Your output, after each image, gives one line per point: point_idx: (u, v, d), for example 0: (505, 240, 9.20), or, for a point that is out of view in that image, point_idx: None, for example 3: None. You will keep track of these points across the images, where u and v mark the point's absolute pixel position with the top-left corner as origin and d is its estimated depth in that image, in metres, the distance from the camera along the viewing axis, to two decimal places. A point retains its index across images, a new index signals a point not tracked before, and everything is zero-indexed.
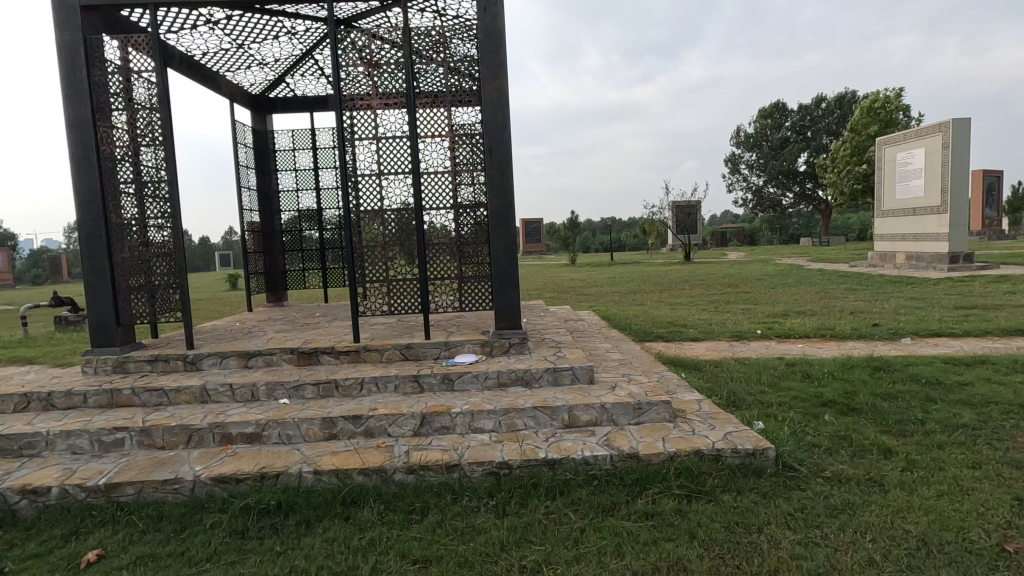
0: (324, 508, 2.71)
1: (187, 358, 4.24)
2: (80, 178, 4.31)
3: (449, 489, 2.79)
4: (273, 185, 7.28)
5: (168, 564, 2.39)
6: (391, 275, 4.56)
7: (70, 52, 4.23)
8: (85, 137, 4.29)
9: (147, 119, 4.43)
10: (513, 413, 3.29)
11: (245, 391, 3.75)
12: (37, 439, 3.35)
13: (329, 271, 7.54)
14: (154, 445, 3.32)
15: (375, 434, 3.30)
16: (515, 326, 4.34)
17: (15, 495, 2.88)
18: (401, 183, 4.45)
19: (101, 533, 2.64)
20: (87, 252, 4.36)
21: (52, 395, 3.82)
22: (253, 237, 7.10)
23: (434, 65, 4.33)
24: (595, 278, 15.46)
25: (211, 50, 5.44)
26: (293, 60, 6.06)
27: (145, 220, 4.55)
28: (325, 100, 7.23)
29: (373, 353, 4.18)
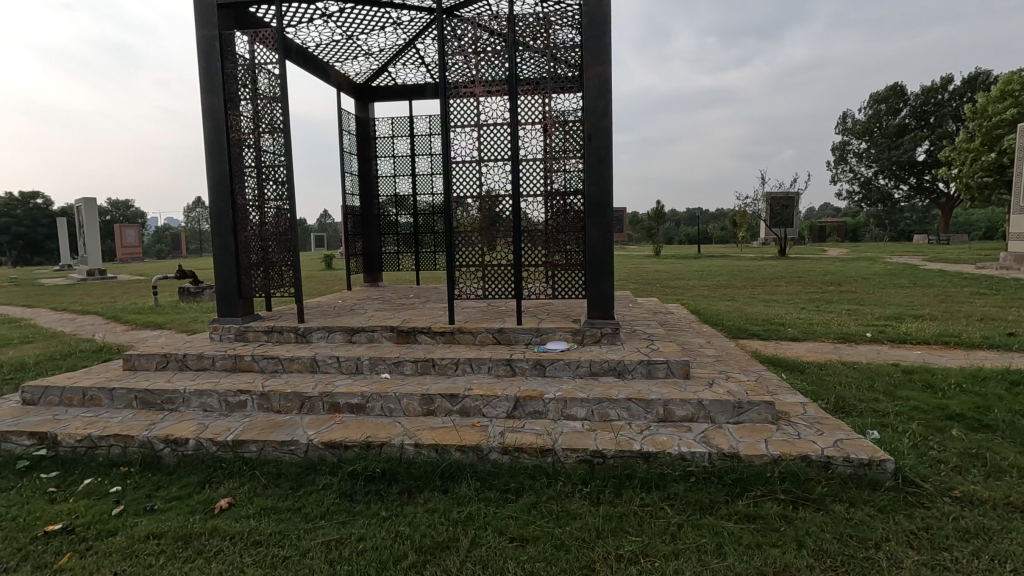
0: (424, 480, 2.85)
1: (298, 330, 4.58)
2: (213, 162, 4.74)
3: (543, 473, 2.83)
4: (372, 170, 7.64)
5: (288, 517, 2.62)
6: (487, 260, 4.68)
7: (207, 47, 4.66)
8: (217, 124, 4.71)
9: (269, 109, 4.78)
10: (606, 403, 3.28)
11: (350, 364, 4.00)
12: (175, 395, 3.77)
13: (421, 255, 7.81)
14: (272, 409, 3.63)
15: (470, 413, 3.41)
16: (607, 315, 4.28)
17: (159, 443, 3.27)
18: (500, 169, 4.51)
19: (230, 483, 2.93)
20: (216, 230, 4.81)
21: (186, 357, 4.27)
22: (353, 221, 7.49)
23: (536, 52, 4.34)
24: (681, 271, 14.95)
25: (323, 41, 5.77)
26: (396, 49, 6.30)
27: (265, 201, 4.93)
28: (423, 88, 7.46)
29: (468, 335, 4.30)
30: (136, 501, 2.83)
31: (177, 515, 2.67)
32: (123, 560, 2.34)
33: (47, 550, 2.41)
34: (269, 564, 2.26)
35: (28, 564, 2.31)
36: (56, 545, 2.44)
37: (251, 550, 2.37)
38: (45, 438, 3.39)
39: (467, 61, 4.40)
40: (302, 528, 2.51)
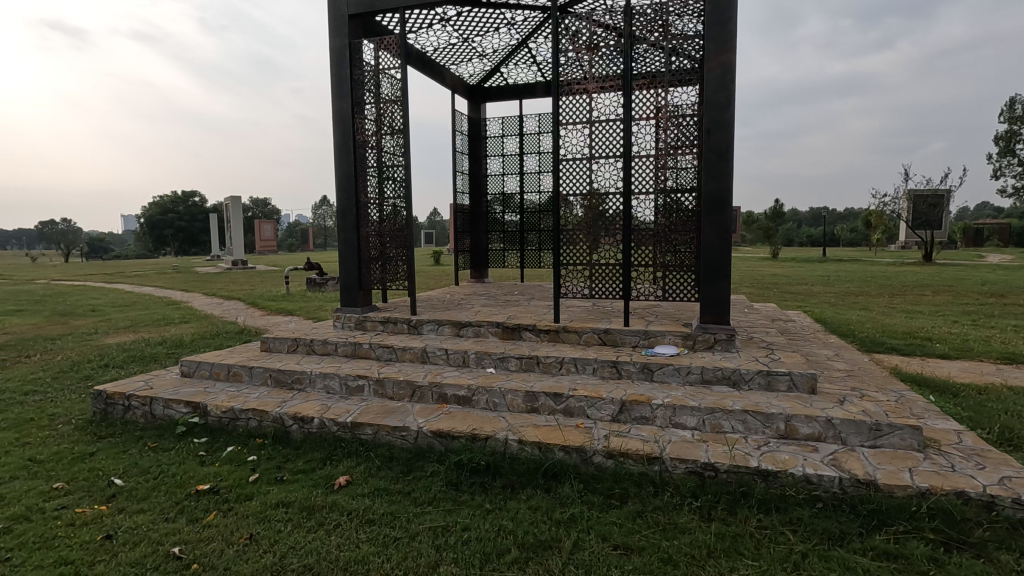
0: (526, 476, 2.86)
1: (411, 322, 4.81)
2: (341, 162, 5.15)
3: (649, 482, 2.72)
4: (482, 169, 7.86)
5: (399, 499, 2.75)
6: (595, 259, 4.59)
7: (339, 56, 5.06)
8: (346, 127, 5.10)
9: (390, 111, 5.05)
10: (719, 414, 3.08)
11: (457, 357, 4.12)
12: (303, 376, 4.12)
13: (526, 252, 7.86)
14: (386, 395, 3.85)
15: (574, 413, 3.37)
16: (722, 321, 4.04)
17: (289, 420, 3.58)
18: (612, 166, 4.41)
19: (348, 462, 3.14)
20: (341, 226, 5.22)
21: (313, 342, 4.66)
22: (462, 218, 7.74)
23: (652, 44, 4.19)
24: (803, 275, 13.77)
25: (441, 45, 6.01)
26: (509, 50, 6.40)
27: (385, 199, 5.22)
28: (533, 87, 7.53)
29: (572, 334, 4.27)
30: (269, 470, 3.13)
31: (303, 487, 2.91)
32: (257, 522, 2.59)
33: (198, 506, 2.74)
34: (381, 543, 2.39)
35: (183, 518, 2.64)
36: (205, 503, 2.77)
37: (365, 527, 2.52)
38: (198, 407, 3.86)
39: (580, 57, 4.35)
40: (412, 511, 2.63)
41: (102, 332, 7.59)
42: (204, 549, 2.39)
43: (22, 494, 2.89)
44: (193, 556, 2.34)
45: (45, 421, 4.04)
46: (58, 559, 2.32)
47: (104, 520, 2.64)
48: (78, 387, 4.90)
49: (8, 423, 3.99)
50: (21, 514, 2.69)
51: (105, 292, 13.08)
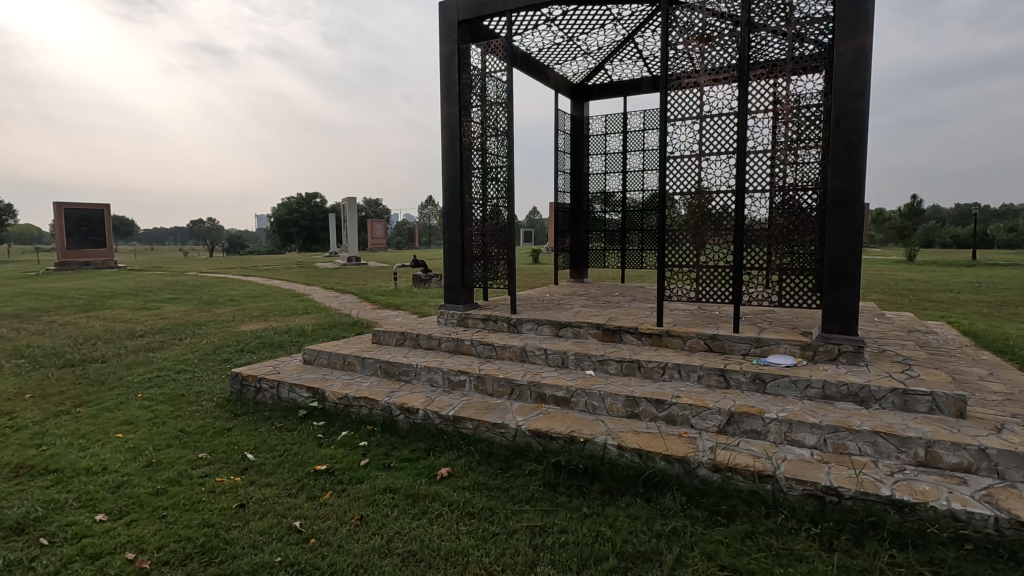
0: (626, 483, 2.79)
1: (511, 321, 4.89)
2: (448, 165, 5.37)
3: (760, 501, 2.53)
4: (584, 168, 7.80)
5: (497, 495, 2.80)
6: (702, 261, 4.36)
7: (449, 62, 5.25)
8: (453, 130, 5.30)
9: (495, 113, 5.16)
10: (844, 433, 2.80)
11: (557, 357, 4.12)
12: (409, 368, 4.32)
13: (628, 252, 7.67)
14: (486, 391, 3.93)
15: (677, 422, 3.23)
16: (847, 330, 3.67)
17: (396, 410, 3.78)
18: (723, 163, 4.16)
19: (449, 454, 3.25)
20: (447, 226, 5.47)
21: (419, 337, 4.88)
22: (563, 218, 7.73)
23: (773, 31, 3.91)
24: (947, 281, 12.16)
25: (546, 45, 6.04)
26: (615, 46, 6.27)
27: (488, 199, 5.34)
28: (639, 83, 7.33)
29: (677, 339, 4.10)
30: (377, 456, 3.33)
31: (408, 475, 3.05)
32: (367, 504, 2.76)
33: (316, 485, 2.98)
34: (481, 536, 2.44)
35: (304, 494, 2.88)
36: (323, 483, 3.00)
37: (466, 519, 2.59)
38: (317, 393, 4.19)
39: (691, 48, 4.16)
40: (510, 508, 2.66)
41: (238, 320, 8.51)
42: (320, 525, 2.59)
43: (175, 461, 3.31)
44: (311, 531, 2.54)
45: (193, 397, 4.61)
46: (202, 521, 2.62)
47: (238, 490, 2.95)
48: (220, 368, 5.53)
49: (165, 397, 4.60)
50: (174, 478, 3.09)
51: (241, 285, 14.65)
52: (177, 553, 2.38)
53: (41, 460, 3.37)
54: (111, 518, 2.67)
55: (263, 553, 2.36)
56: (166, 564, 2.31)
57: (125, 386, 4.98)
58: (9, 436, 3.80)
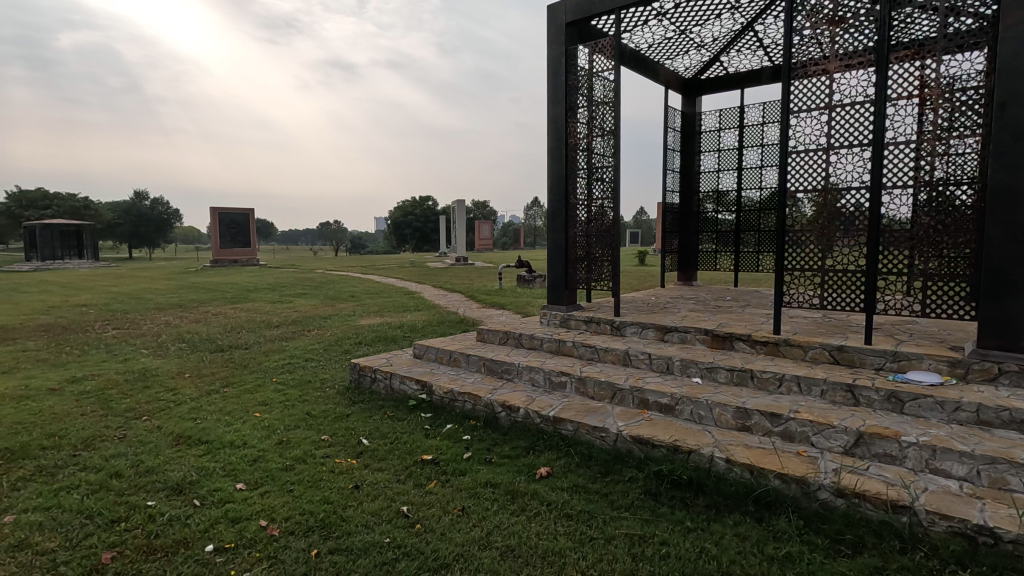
0: (734, 500, 2.62)
1: (614, 324, 4.80)
2: (553, 166, 5.39)
3: (893, 534, 2.27)
4: (695, 166, 7.46)
5: (596, 499, 2.77)
6: (829, 264, 3.98)
7: (557, 64, 5.28)
8: (559, 132, 5.32)
9: (602, 113, 5.10)
10: (1003, 466, 2.42)
11: (661, 362, 3.98)
12: (512, 367, 4.41)
13: (743, 254, 7.22)
14: (587, 394, 3.90)
15: (795, 439, 2.98)
16: (1010, 347, 3.16)
17: (498, 406, 3.87)
18: (856, 157, 3.78)
19: (549, 454, 3.28)
20: (551, 227, 5.48)
21: (521, 336, 4.96)
22: (671, 218, 7.45)
23: (920, 7, 3.49)
24: None
25: (657, 41, 5.86)
26: (731, 36, 5.93)
27: (593, 200, 5.29)
28: (758, 73, 6.87)
29: (796, 349, 3.79)
30: (479, 450, 3.43)
31: (509, 471, 3.11)
32: (468, 496, 2.86)
33: (423, 473, 3.14)
34: (578, 539, 2.43)
35: (412, 481, 3.05)
36: (429, 472, 3.15)
37: (563, 520, 2.59)
38: (425, 385, 4.42)
39: (820, 33, 3.81)
40: (608, 514, 2.62)
41: (358, 314, 9.22)
42: (425, 511, 2.72)
43: (302, 441, 3.66)
44: (417, 517, 2.68)
45: (318, 384, 5.07)
46: (323, 497, 2.87)
47: (354, 472, 3.19)
48: (340, 358, 6.02)
49: (295, 382, 5.11)
50: (300, 456, 3.41)
51: (362, 282, 15.84)
52: (302, 524, 2.63)
53: (196, 431, 3.89)
54: (249, 488, 3.01)
55: (374, 533, 2.53)
56: (291, 533, 2.56)
57: (262, 371, 5.60)
58: (173, 409, 4.44)
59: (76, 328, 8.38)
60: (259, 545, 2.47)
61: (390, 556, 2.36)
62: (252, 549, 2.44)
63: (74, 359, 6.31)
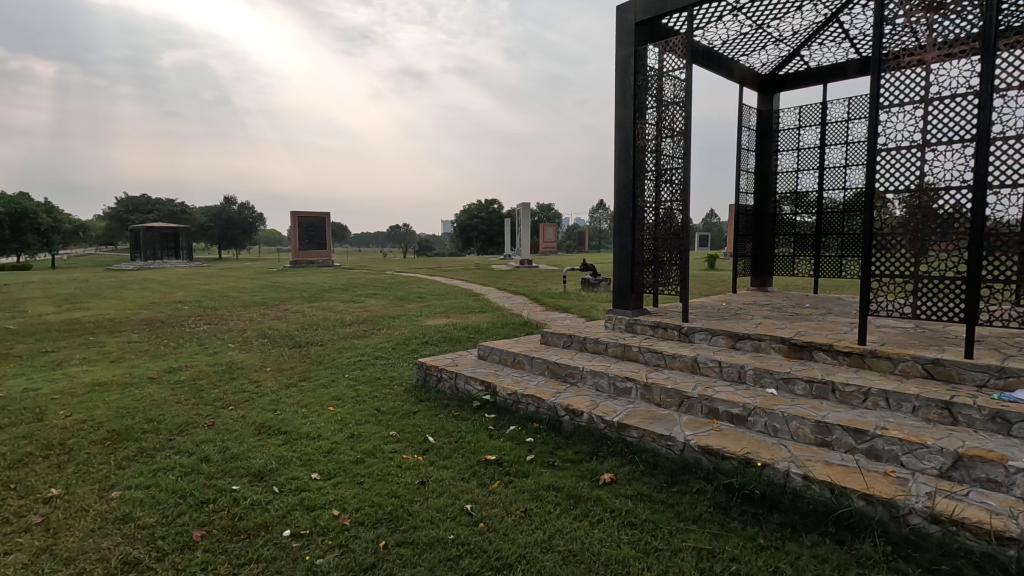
0: (812, 519, 2.48)
1: (682, 329, 4.66)
2: (620, 169, 5.31)
3: (998, 568, 2.06)
4: (772, 166, 7.12)
5: (662, 510, 2.69)
6: (923, 271, 3.67)
7: (625, 65, 5.21)
8: (627, 134, 5.23)
9: (672, 113, 4.97)
10: None
11: (732, 371, 3.82)
12: (576, 370, 4.38)
13: (824, 259, 6.81)
14: (653, 401, 3.80)
15: (882, 457, 2.77)
16: None
17: (562, 410, 3.85)
18: (956, 154, 3.47)
19: (613, 460, 3.23)
20: (617, 230, 5.40)
21: (586, 340, 4.92)
22: (745, 221, 7.14)
23: None
24: None
25: (731, 37, 5.66)
26: (813, 29, 5.62)
27: (661, 203, 5.17)
28: (843, 67, 6.47)
29: (883, 361, 3.52)
30: (542, 453, 3.43)
31: (572, 476, 3.09)
32: (531, 498, 2.87)
33: (486, 473, 3.18)
34: (643, 549, 2.38)
35: (475, 480, 3.10)
36: (492, 472, 3.19)
37: (628, 529, 2.54)
38: (489, 387, 4.47)
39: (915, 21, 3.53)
40: (675, 525, 2.54)
41: (425, 315, 9.48)
42: (489, 511, 2.75)
43: (372, 435, 3.81)
44: (480, 515, 2.71)
45: (387, 381, 5.25)
46: (391, 491, 2.97)
47: (420, 468, 3.27)
48: (408, 357, 6.21)
49: (365, 379, 5.32)
50: (370, 450, 3.55)
51: (429, 283, 16.26)
52: (371, 516, 2.73)
53: (276, 422, 4.13)
54: (323, 478, 3.16)
55: (439, 529, 2.59)
56: (361, 524, 2.67)
57: (336, 367, 5.88)
58: (256, 401, 4.74)
59: (173, 322, 9.13)
60: (331, 534, 2.58)
61: (454, 553, 2.40)
62: (325, 537, 2.56)
63: (171, 351, 6.89)
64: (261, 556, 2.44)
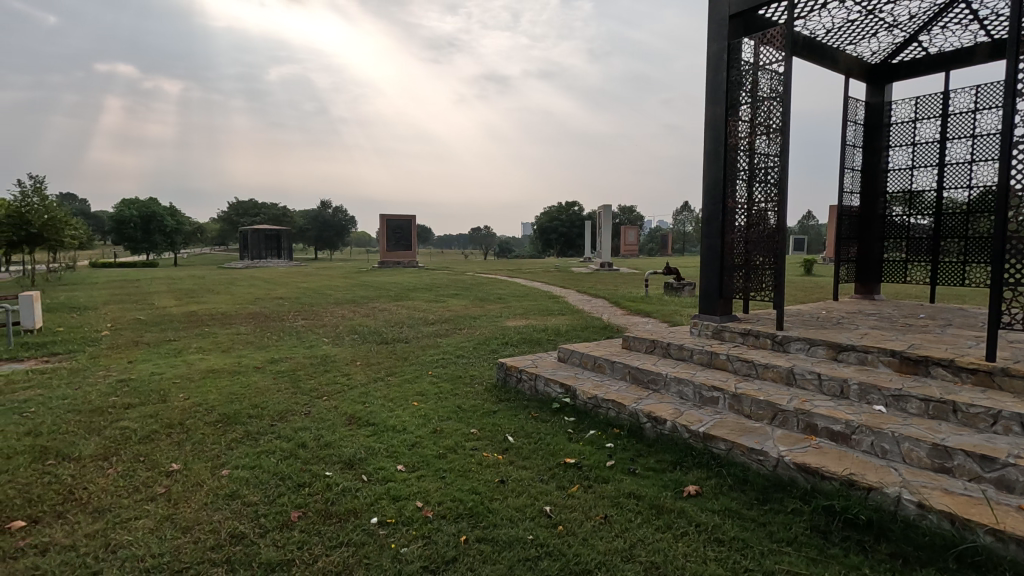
0: (929, 553, 2.24)
1: (776, 338, 4.39)
2: (709, 168, 5.10)
3: None
4: (881, 163, 6.55)
5: (752, 528, 2.55)
6: None
7: (717, 60, 5.01)
8: (717, 132, 5.02)
9: (768, 110, 4.73)
10: None
11: (833, 385, 3.55)
12: (659, 377, 4.25)
13: (943, 265, 6.15)
14: (743, 412, 3.61)
15: (1014, 490, 2.45)
16: None
17: (644, 417, 3.75)
18: None
19: (698, 472, 3.10)
20: (705, 233, 5.19)
21: (670, 346, 4.76)
22: (849, 223, 6.61)
23: None
24: None
25: (836, 25, 5.26)
26: (934, 11, 5.10)
27: (754, 204, 4.91)
28: (970, 52, 5.81)
29: (1017, 381, 3.12)
30: (622, 460, 3.36)
31: (654, 485, 3.00)
32: (611, 505, 2.81)
33: (565, 476, 3.16)
34: (730, 568, 2.26)
35: (554, 483, 3.08)
36: (571, 476, 3.16)
37: (714, 545, 2.42)
38: (569, 389, 4.44)
39: None
40: (766, 546, 2.40)
41: (505, 315, 9.61)
42: (568, 515, 2.73)
43: (453, 431, 3.91)
44: (559, 518, 2.70)
45: (468, 379, 5.38)
46: (471, 488, 3.03)
47: (500, 466, 3.31)
48: (488, 357, 6.32)
49: (448, 376, 5.47)
50: (452, 446, 3.64)
51: (509, 284, 16.45)
52: (453, 510, 2.80)
53: (365, 413, 4.35)
54: (407, 470, 3.29)
55: (518, 528, 2.61)
56: (443, 517, 2.74)
57: (419, 364, 6.10)
58: (347, 392, 5.01)
59: (275, 316, 9.89)
60: (415, 524, 2.68)
61: (533, 553, 2.40)
62: (410, 527, 2.66)
63: (273, 343, 7.46)
64: (351, 540, 2.57)
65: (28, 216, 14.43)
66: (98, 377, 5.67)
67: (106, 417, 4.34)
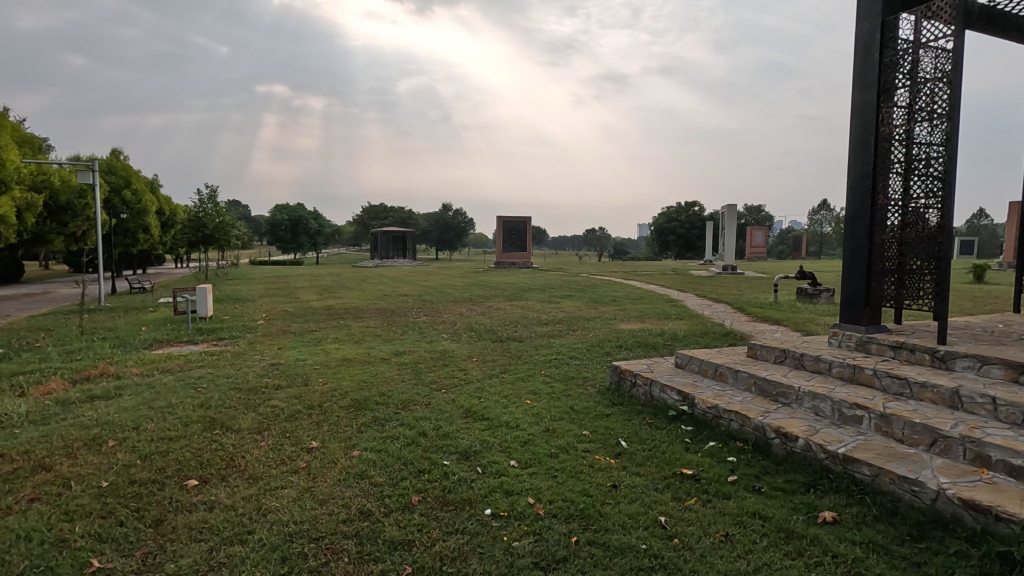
0: None
1: (937, 353, 3.83)
2: (856, 162, 4.65)
3: None
4: None
5: (904, 568, 2.24)
6: None
7: (869, 41, 4.52)
8: (867, 120, 4.54)
9: (931, 92, 4.13)
10: None
11: (1013, 412, 3.01)
12: (790, 391, 3.90)
13: None
14: (893, 436, 3.19)
15: None
16: None
17: (771, 432, 3.46)
18: None
19: (835, 498, 2.79)
20: (849, 233, 4.74)
21: (804, 356, 4.36)
22: None
23: None
24: None
25: None
26: None
27: (911, 200, 4.30)
28: None
29: None
30: (746, 476, 3.13)
31: (783, 507, 2.76)
32: (732, 523, 2.63)
33: (682, 487, 3.02)
34: None
35: (669, 493, 2.96)
36: (688, 488, 3.02)
37: None
38: (686, 398, 4.24)
39: None
40: None
41: (619, 318, 9.42)
42: (685, 528, 2.60)
43: (566, 432, 3.91)
44: (675, 530, 2.59)
45: (581, 380, 5.35)
46: (583, 490, 3.00)
47: (612, 471, 3.25)
48: (601, 359, 6.24)
49: (560, 376, 5.49)
50: (564, 446, 3.64)
51: (624, 286, 16.10)
52: (563, 510, 2.79)
53: (480, 408, 4.50)
54: (520, 466, 3.35)
55: (631, 536, 2.54)
56: (554, 516, 2.75)
57: (533, 363, 6.18)
58: (464, 387, 5.23)
59: (400, 312, 10.61)
60: (527, 520, 2.71)
61: (647, 564, 2.33)
62: (521, 522, 2.70)
63: (398, 336, 8.00)
64: (465, 528, 2.67)
65: (205, 219, 16.86)
66: (254, 360, 6.46)
67: (260, 396, 4.94)
